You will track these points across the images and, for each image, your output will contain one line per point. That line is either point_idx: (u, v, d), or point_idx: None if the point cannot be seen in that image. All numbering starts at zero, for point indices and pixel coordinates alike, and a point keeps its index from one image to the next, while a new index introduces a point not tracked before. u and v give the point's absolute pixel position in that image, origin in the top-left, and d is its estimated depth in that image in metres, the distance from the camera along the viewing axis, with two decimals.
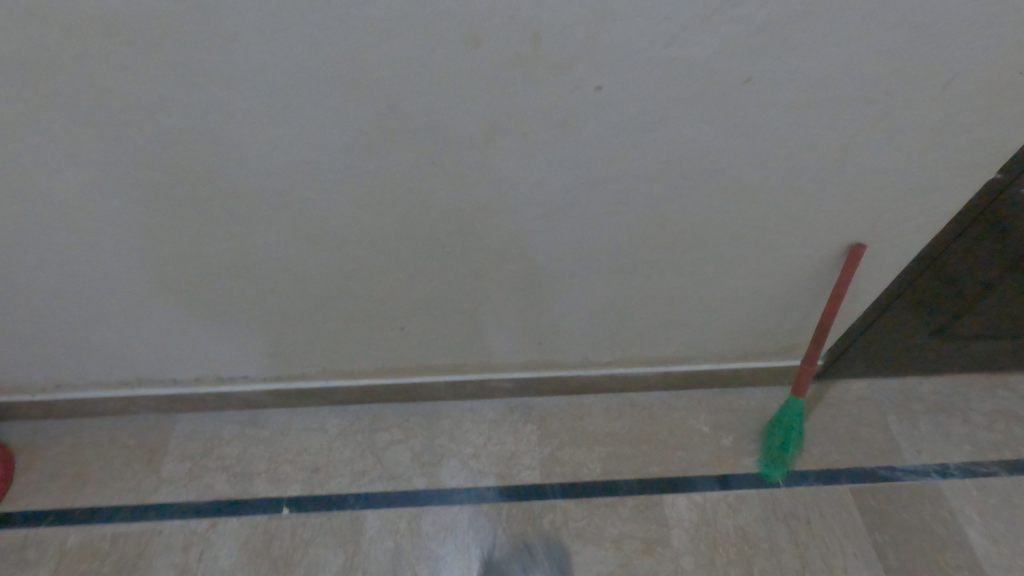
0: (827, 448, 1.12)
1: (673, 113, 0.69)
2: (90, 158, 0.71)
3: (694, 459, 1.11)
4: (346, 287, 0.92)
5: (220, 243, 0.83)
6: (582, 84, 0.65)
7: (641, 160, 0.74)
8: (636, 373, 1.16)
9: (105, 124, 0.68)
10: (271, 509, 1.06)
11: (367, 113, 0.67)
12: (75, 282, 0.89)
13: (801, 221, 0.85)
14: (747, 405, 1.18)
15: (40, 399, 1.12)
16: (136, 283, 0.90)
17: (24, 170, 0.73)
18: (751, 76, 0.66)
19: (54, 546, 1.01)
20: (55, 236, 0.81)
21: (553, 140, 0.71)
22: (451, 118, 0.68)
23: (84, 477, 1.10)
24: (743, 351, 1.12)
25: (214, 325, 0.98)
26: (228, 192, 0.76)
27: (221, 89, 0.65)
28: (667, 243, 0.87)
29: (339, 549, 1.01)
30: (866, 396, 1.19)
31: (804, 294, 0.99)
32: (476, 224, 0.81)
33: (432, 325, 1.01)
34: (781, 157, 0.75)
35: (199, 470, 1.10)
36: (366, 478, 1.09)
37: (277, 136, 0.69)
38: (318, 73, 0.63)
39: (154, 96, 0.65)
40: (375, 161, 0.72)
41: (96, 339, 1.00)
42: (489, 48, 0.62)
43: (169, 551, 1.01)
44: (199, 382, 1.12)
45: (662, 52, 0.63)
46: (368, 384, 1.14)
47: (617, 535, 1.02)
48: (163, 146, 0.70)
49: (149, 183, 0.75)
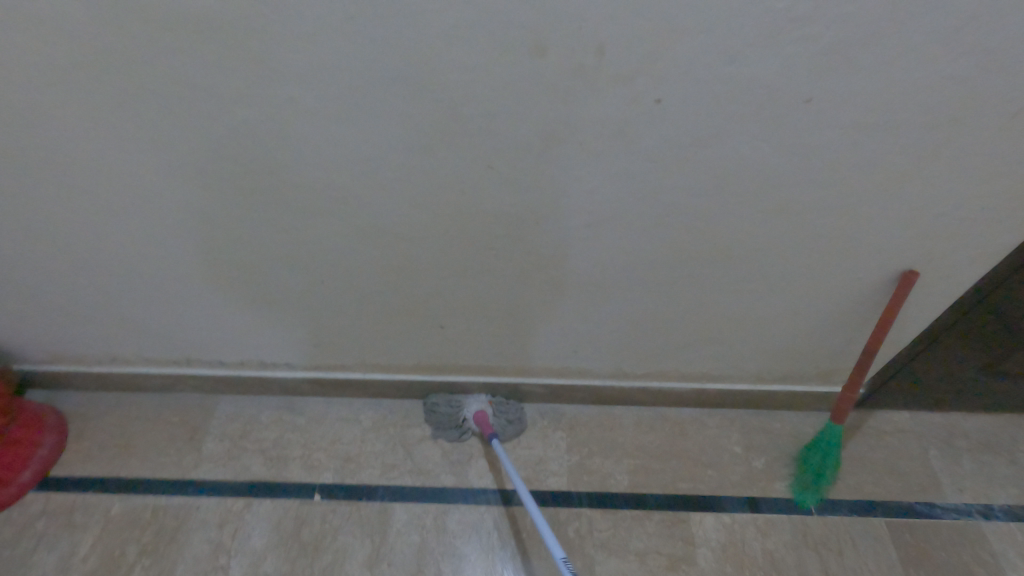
0: (863, 479, 1.09)
1: (730, 129, 0.69)
2: (165, 144, 0.76)
3: (724, 479, 1.09)
4: (391, 283, 0.94)
5: (277, 233, 0.87)
6: (642, 96, 0.66)
7: (693, 174, 0.75)
8: (669, 388, 1.15)
9: (183, 113, 0.72)
10: (303, 494, 1.08)
11: (429, 116, 0.69)
12: (139, 262, 0.94)
13: (852, 244, 0.84)
14: (782, 429, 1.16)
15: (96, 371, 1.18)
16: (195, 266, 0.94)
17: (105, 153, 0.77)
18: (811, 97, 0.66)
19: (99, 513, 1.06)
20: (127, 217, 0.86)
21: (607, 151, 0.72)
22: (509, 124, 0.70)
23: (130, 449, 1.15)
24: (780, 373, 1.11)
25: (263, 312, 1.02)
26: (290, 185, 0.79)
27: (293, 86, 0.68)
28: (713, 259, 0.87)
29: (366, 539, 1.03)
30: (908, 429, 1.16)
31: (849, 319, 0.97)
32: (523, 229, 0.83)
33: (471, 326, 1.03)
34: (836, 178, 0.75)
35: (237, 451, 1.14)
36: (396, 471, 1.11)
37: (342, 133, 0.72)
38: (387, 74, 0.66)
39: (231, 89, 0.69)
40: (433, 163, 0.74)
41: (153, 318, 1.05)
42: (552, 58, 0.63)
43: (204, 526, 1.04)
44: (243, 366, 1.17)
45: (724, 68, 0.64)
46: (403, 380, 1.17)
47: (641, 549, 1.01)
48: (234, 138, 0.74)
49: (218, 172, 0.78)
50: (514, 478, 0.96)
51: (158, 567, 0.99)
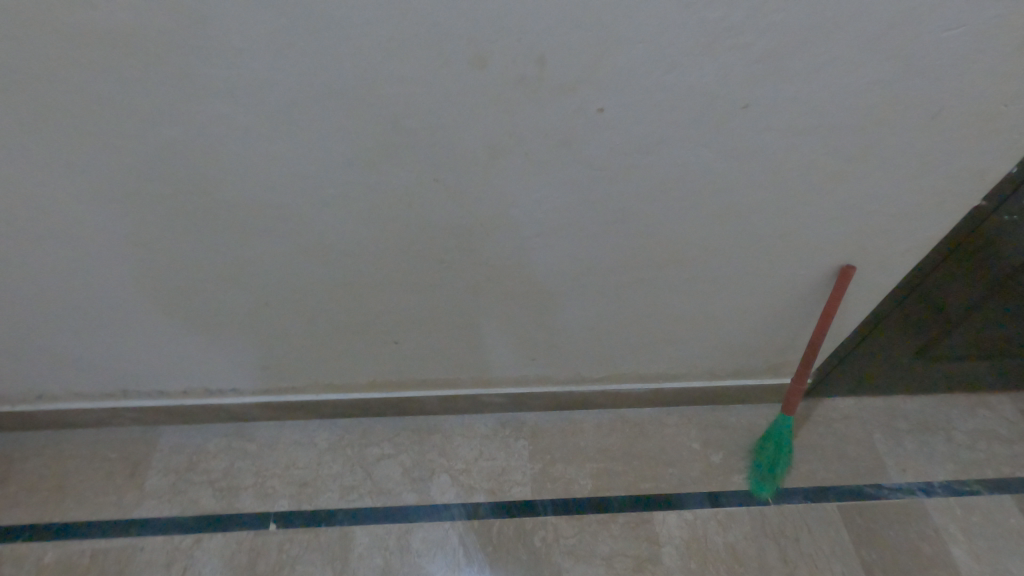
0: (815, 466, 1.13)
1: (672, 136, 0.70)
2: (86, 167, 0.71)
3: (684, 476, 1.11)
4: (341, 300, 0.91)
5: (215, 255, 0.82)
6: (586, 105, 0.66)
7: (640, 181, 0.75)
8: (627, 390, 1.16)
9: (104, 134, 0.67)
10: (257, 524, 1.04)
11: (371, 130, 0.67)
12: (63, 291, 0.87)
13: (793, 242, 0.86)
14: (737, 422, 1.19)
15: (21, 410, 1.09)
16: (127, 293, 0.88)
17: (18, 178, 0.72)
18: (749, 103, 0.68)
19: (31, 562, 0.98)
20: (47, 245, 0.80)
21: (554, 160, 0.72)
22: (454, 136, 0.68)
23: (64, 491, 1.07)
24: (733, 369, 1.14)
25: (205, 337, 0.97)
26: (226, 204, 0.75)
27: (224, 102, 0.65)
28: (663, 263, 0.88)
29: (327, 566, 0.99)
30: (853, 414, 1.21)
31: (794, 314, 1.00)
32: (474, 240, 0.82)
33: (427, 340, 1.01)
34: (775, 180, 0.77)
35: (183, 485, 1.08)
36: (355, 493, 1.08)
37: (279, 150, 0.69)
38: (326, 89, 0.64)
39: (156, 107, 0.65)
40: (378, 177, 0.73)
41: (83, 350, 0.98)
42: (494, 70, 0.62)
43: (150, 568, 0.98)
44: (186, 394, 1.10)
45: (664, 77, 0.65)
46: (359, 398, 1.13)
47: (608, 552, 1.01)
48: (163, 158, 0.70)
49: (146, 194, 0.74)
50: None
51: None
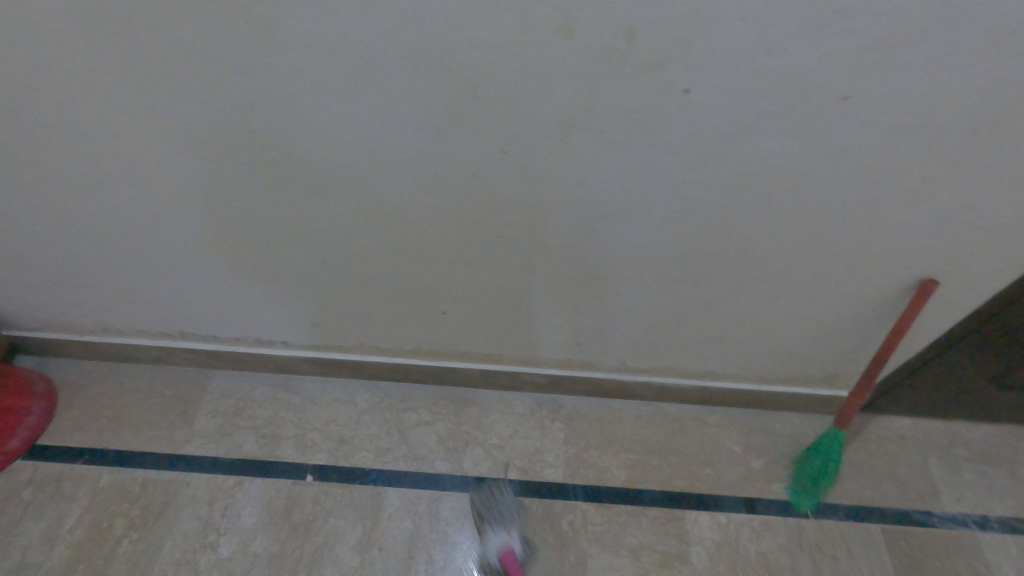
0: (861, 484, 1.08)
1: (758, 125, 0.66)
2: (164, 111, 0.72)
3: (721, 478, 1.08)
4: (394, 265, 0.91)
5: (279, 210, 0.83)
6: (670, 85, 0.63)
7: (718, 169, 0.71)
8: (671, 384, 1.14)
9: (183, 80, 0.68)
10: (295, 474, 1.07)
11: (445, 96, 0.66)
12: (134, 231, 0.90)
13: (872, 249, 0.81)
14: (783, 430, 1.14)
15: (88, 339, 1.15)
16: (193, 239, 0.91)
17: (101, 119, 0.74)
18: (849, 94, 0.62)
19: (89, 484, 1.04)
20: (123, 185, 0.83)
21: (629, 141, 0.69)
22: (528, 108, 0.66)
23: (121, 421, 1.13)
24: (786, 375, 1.09)
25: (261, 289, 1.00)
26: (294, 159, 0.76)
27: (301, 56, 0.64)
28: (729, 258, 0.85)
29: (358, 523, 1.01)
30: (909, 436, 1.14)
31: (860, 325, 0.95)
32: (534, 217, 0.80)
33: (475, 314, 1.00)
34: (863, 181, 0.72)
35: (229, 428, 1.12)
36: (391, 455, 1.10)
37: (351, 109, 0.69)
38: (404, 49, 0.62)
39: (235, 57, 0.65)
40: (445, 144, 0.71)
41: (147, 289, 1.02)
42: (579, 40, 0.59)
43: (195, 503, 1.03)
44: (238, 342, 1.14)
45: (761, 59, 0.60)
46: (402, 363, 1.14)
47: (635, 545, 1.00)
48: (237, 108, 0.70)
49: (218, 143, 0.75)
50: None
51: (147, 542, 0.98)
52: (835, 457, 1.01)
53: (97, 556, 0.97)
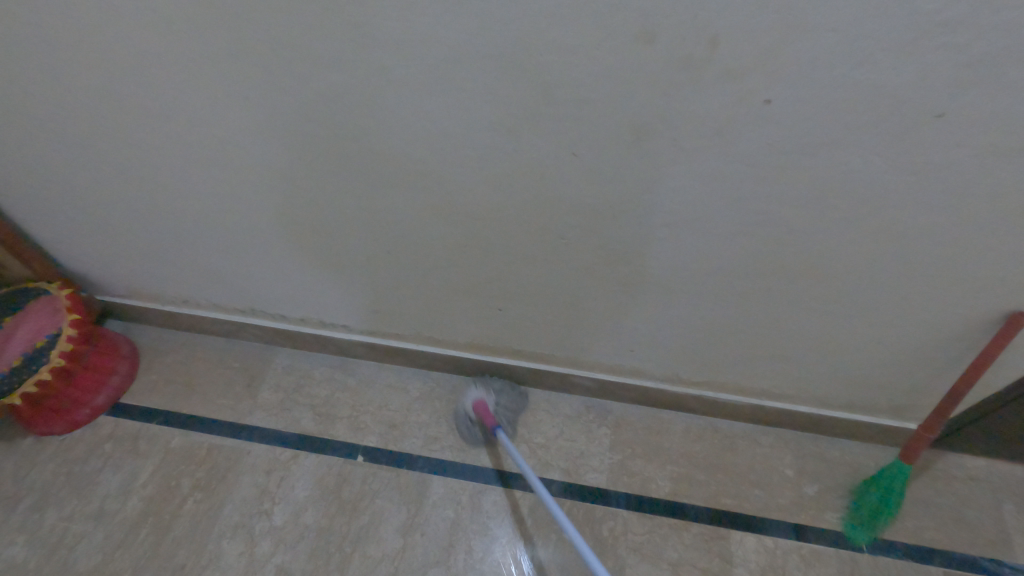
0: (924, 523, 1.02)
1: (840, 139, 0.64)
2: (257, 101, 0.77)
3: (771, 501, 1.05)
4: (456, 260, 0.94)
5: (352, 200, 0.87)
6: (750, 94, 0.62)
7: (793, 183, 0.69)
8: (725, 399, 1.11)
9: (277, 73, 0.72)
10: (347, 453, 1.11)
11: (520, 97, 0.67)
12: (219, 212, 0.97)
13: (955, 276, 0.76)
14: (841, 458, 1.09)
15: (169, 309, 1.24)
16: (271, 223, 0.96)
17: (201, 106, 0.80)
18: (945, 112, 0.59)
19: (162, 443, 1.13)
20: (214, 168, 0.89)
21: (702, 149, 0.68)
22: (602, 112, 0.66)
23: (193, 387, 1.21)
24: (848, 401, 1.04)
25: (328, 274, 1.04)
26: (370, 151, 0.79)
27: (387, 53, 0.67)
28: (797, 275, 0.82)
29: (402, 506, 1.05)
30: (982, 478, 1.07)
31: (936, 355, 0.90)
32: (598, 221, 0.80)
33: (530, 312, 1.01)
34: (952, 203, 0.68)
35: (289, 403, 1.18)
36: (438, 444, 1.13)
37: (429, 106, 0.71)
38: (484, 51, 0.64)
39: (326, 53, 0.68)
40: (516, 144, 0.72)
41: (227, 267, 1.09)
42: (660, 45, 0.59)
43: (254, 471, 1.09)
44: (303, 323, 1.20)
45: (849, 72, 0.58)
46: (455, 355, 1.17)
47: (675, 559, 0.99)
48: (322, 101, 0.74)
49: (303, 133, 0.79)
50: (521, 462, 0.95)
51: (209, 502, 1.05)
52: (896, 493, 0.96)
53: (165, 510, 1.04)
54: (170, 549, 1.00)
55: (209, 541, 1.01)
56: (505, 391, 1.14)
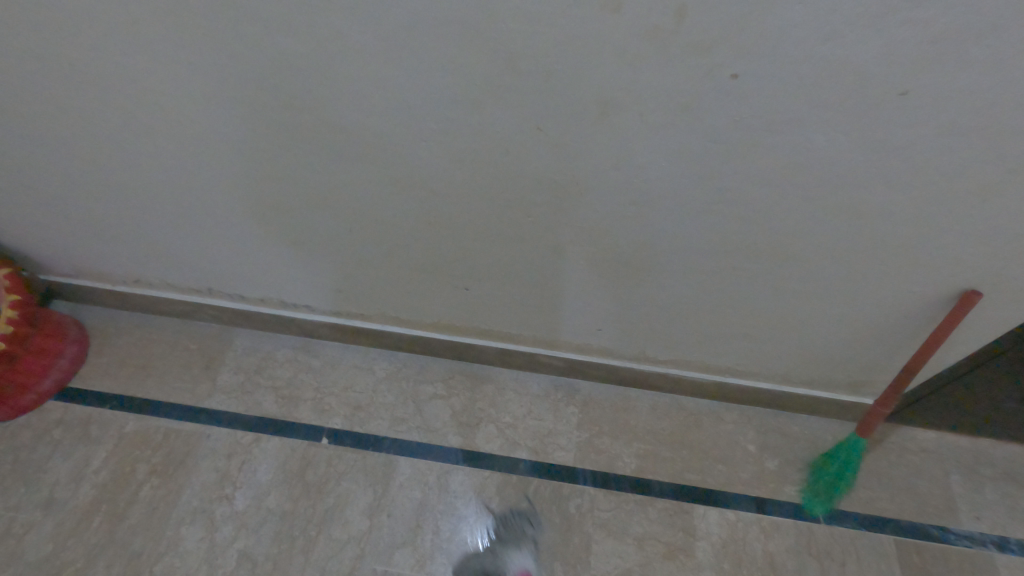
0: (877, 493, 1.06)
1: (805, 116, 0.63)
2: (202, 68, 0.72)
3: (733, 475, 1.07)
4: (421, 237, 0.91)
5: (310, 174, 0.84)
6: (718, 69, 0.60)
7: (759, 160, 0.69)
8: (690, 377, 1.12)
9: (222, 36, 0.67)
10: (311, 436, 1.09)
11: (484, 68, 0.64)
12: (168, 186, 0.92)
13: (912, 254, 0.78)
14: (801, 433, 1.12)
15: (120, 290, 1.18)
16: (224, 198, 0.92)
17: (143, 72, 0.74)
18: (907, 89, 0.59)
19: (115, 428, 1.08)
20: (160, 139, 0.84)
21: (669, 124, 0.67)
22: (569, 84, 0.64)
23: (148, 371, 1.16)
24: (809, 377, 1.07)
25: (288, 252, 1.01)
26: (328, 123, 0.75)
27: (341, 18, 0.63)
28: (762, 252, 0.82)
29: (368, 489, 1.03)
30: (932, 449, 1.11)
31: (893, 332, 0.92)
32: (564, 198, 0.79)
33: (497, 291, 1.00)
34: (912, 181, 0.68)
35: (251, 386, 1.15)
36: (405, 425, 1.11)
37: (388, 75, 0.68)
38: (444, 17, 0.60)
39: (274, 16, 0.64)
40: (480, 117, 0.70)
41: (179, 244, 1.04)
42: (627, 15, 0.57)
43: (213, 455, 1.06)
44: (263, 303, 1.16)
45: (815, 48, 0.57)
46: (421, 336, 1.15)
47: (640, 534, 1.00)
48: (274, 69, 0.70)
49: (254, 104, 0.75)
50: None
51: (167, 488, 1.02)
52: (852, 466, 0.99)
53: (119, 498, 1.01)
54: (125, 538, 0.97)
55: (167, 528, 0.98)
56: (531, 525, 1.00)
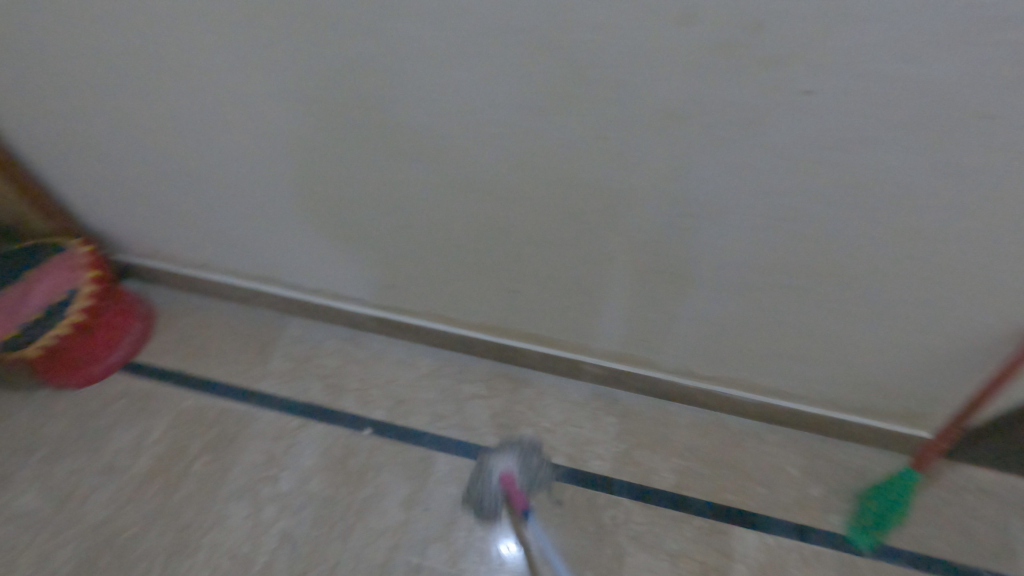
0: (928, 532, 1.01)
1: (877, 135, 0.62)
2: (281, 67, 0.76)
3: (774, 500, 1.04)
4: (474, 239, 0.93)
5: (373, 172, 0.87)
6: (788, 85, 0.60)
7: (823, 179, 0.68)
8: (734, 396, 1.10)
9: (303, 38, 0.71)
10: (354, 425, 1.12)
11: (550, 75, 0.66)
12: (239, 177, 0.97)
13: (984, 284, 0.74)
14: (849, 462, 1.08)
15: (186, 273, 1.25)
16: (290, 192, 0.96)
17: (226, 68, 0.79)
18: (991, 113, 0.57)
19: (173, 403, 1.14)
20: (237, 132, 0.88)
21: (734, 139, 0.66)
22: (633, 93, 0.65)
23: (206, 351, 1.22)
24: (861, 405, 1.03)
25: (345, 246, 1.04)
26: (394, 124, 0.78)
27: (416, 23, 0.65)
28: (819, 272, 0.80)
29: (406, 481, 1.05)
30: (992, 492, 1.05)
31: (956, 364, 0.88)
32: (620, 207, 0.79)
33: (545, 295, 1.00)
34: (991, 208, 0.65)
35: (300, 373, 1.19)
36: (444, 422, 1.13)
37: (456, 79, 0.70)
38: (515, 25, 0.62)
39: (353, 20, 0.67)
40: (543, 124, 0.71)
41: (244, 232, 1.09)
42: (698, 28, 0.57)
43: (261, 437, 1.10)
44: (316, 294, 1.20)
45: (893, 66, 0.56)
46: (465, 335, 1.17)
47: (674, 550, 0.99)
48: (349, 71, 0.73)
49: (327, 102, 0.78)
50: None
51: (217, 464, 1.07)
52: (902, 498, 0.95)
53: (174, 469, 1.06)
54: (176, 508, 1.02)
55: (215, 502, 1.03)
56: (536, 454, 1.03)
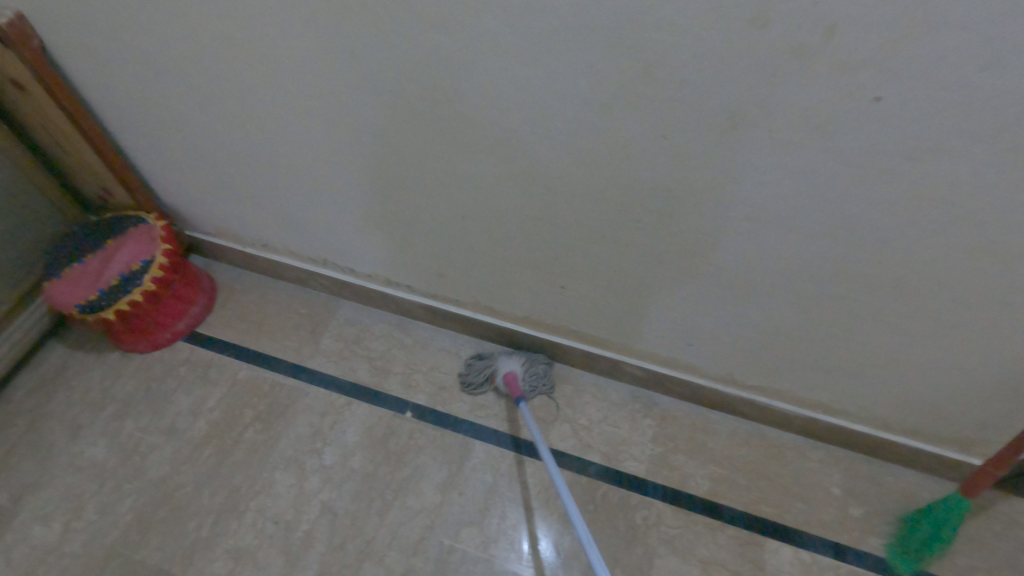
0: (975, 563, 0.97)
1: (949, 146, 0.61)
2: (358, 58, 0.79)
3: (813, 516, 1.03)
4: (527, 232, 0.95)
5: (435, 162, 0.90)
6: (860, 91, 0.60)
7: (889, 189, 0.67)
8: (777, 407, 1.09)
9: (382, 31, 0.75)
10: (397, 408, 1.16)
11: (618, 74, 0.67)
12: (308, 161, 1.02)
13: None
14: (894, 484, 1.05)
15: (248, 252, 1.32)
16: (354, 177, 1.00)
17: (307, 58, 0.83)
18: None
19: (230, 373, 1.20)
20: (310, 119, 0.93)
21: (799, 144, 0.66)
22: (700, 94, 0.66)
23: (262, 327, 1.28)
24: (911, 426, 1.00)
25: (401, 233, 1.08)
26: (460, 116, 0.81)
27: (491, 19, 0.68)
28: (878, 285, 0.79)
29: (444, 465, 1.08)
30: None
31: (1018, 390, 0.85)
32: (676, 208, 0.80)
33: (592, 292, 1.02)
34: None
35: (348, 353, 1.24)
36: (483, 411, 1.16)
37: (525, 75, 0.72)
38: (589, 24, 0.64)
39: (431, 14, 0.70)
40: (607, 121, 0.73)
41: (306, 215, 1.14)
42: (772, 30, 0.58)
43: (309, 411, 1.15)
44: (369, 278, 1.25)
45: (972, 77, 0.55)
46: (510, 328, 1.19)
47: (706, 557, 0.98)
48: (422, 63, 0.76)
49: (398, 93, 0.82)
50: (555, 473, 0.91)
51: (267, 434, 1.12)
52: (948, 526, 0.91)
53: (228, 435, 1.12)
54: (229, 471, 1.08)
55: (264, 469, 1.08)
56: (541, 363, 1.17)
